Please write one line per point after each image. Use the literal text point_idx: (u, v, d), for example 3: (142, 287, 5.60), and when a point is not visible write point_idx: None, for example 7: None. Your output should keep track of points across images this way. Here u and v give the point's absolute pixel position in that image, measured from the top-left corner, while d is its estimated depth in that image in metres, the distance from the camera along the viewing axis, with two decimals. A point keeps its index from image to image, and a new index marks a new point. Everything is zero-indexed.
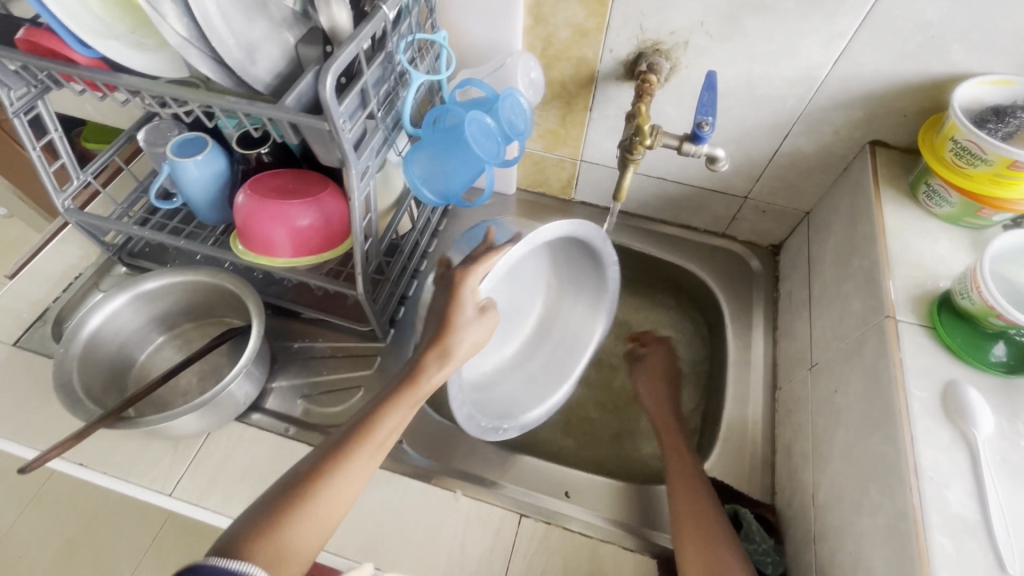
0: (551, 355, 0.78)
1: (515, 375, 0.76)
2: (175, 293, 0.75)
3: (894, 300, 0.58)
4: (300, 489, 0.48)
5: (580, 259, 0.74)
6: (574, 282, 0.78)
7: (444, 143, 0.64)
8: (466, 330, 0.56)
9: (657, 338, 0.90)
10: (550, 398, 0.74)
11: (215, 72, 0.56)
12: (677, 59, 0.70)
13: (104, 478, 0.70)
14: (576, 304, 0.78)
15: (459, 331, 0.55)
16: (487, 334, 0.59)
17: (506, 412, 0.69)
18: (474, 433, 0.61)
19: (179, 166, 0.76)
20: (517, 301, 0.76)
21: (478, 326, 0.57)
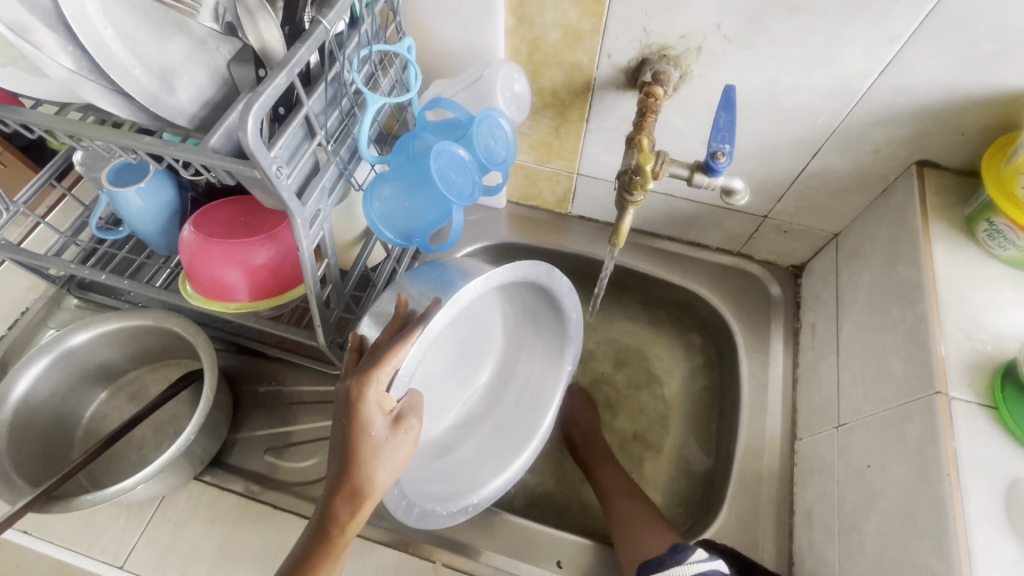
0: (512, 411, 0.71)
1: (474, 433, 0.70)
2: (117, 341, 0.68)
3: (946, 373, 0.49)
4: None
5: (536, 297, 0.65)
6: (531, 312, 0.69)
7: (409, 177, 0.54)
8: (379, 459, 0.48)
9: (568, 391, 0.81)
10: (512, 465, 0.66)
11: (125, 107, 0.46)
12: (688, 66, 0.59)
13: (51, 549, 0.64)
14: (540, 347, 0.70)
15: (370, 465, 0.47)
16: (410, 449, 0.50)
17: (459, 486, 0.63)
18: (431, 527, 0.57)
19: (118, 196, 0.65)
20: (472, 342, 0.71)
21: (392, 449, 0.48)
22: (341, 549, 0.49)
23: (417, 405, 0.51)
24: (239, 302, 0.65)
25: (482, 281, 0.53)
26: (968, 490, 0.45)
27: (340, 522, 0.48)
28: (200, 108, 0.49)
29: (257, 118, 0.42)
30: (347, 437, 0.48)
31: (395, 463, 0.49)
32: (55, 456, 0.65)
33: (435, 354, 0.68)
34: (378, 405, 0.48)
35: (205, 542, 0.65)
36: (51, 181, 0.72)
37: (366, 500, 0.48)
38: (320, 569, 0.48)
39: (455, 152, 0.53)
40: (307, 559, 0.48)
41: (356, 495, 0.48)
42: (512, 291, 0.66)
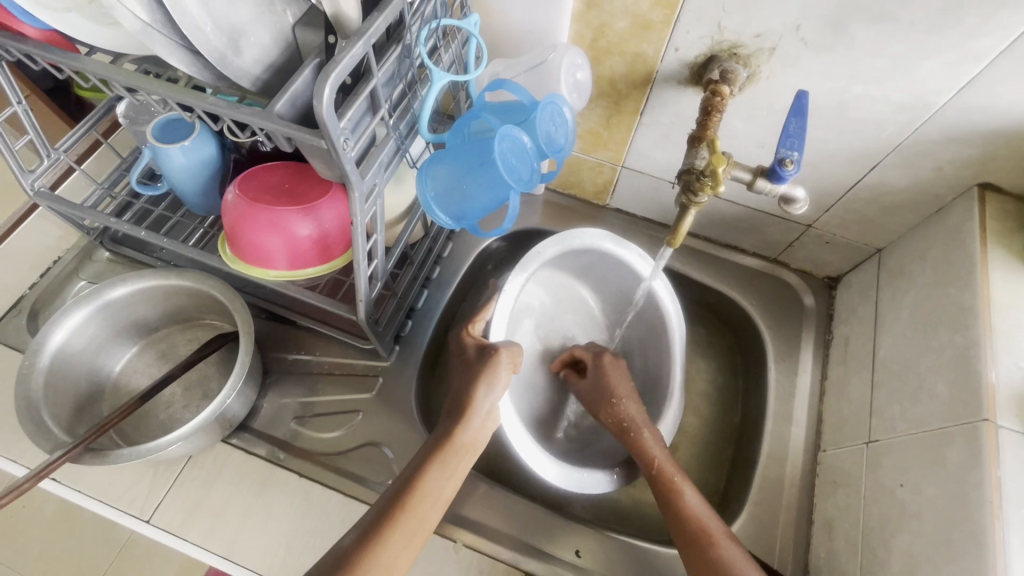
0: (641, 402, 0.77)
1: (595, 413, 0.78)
2: (153, 297, 0.68)
3: (995, 400, 0.49)
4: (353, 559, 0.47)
5: (599, 265, 0.78)
6: (614, 288, 0.80)
7: (468, 159, 0.53)
8: (489, 383, 0.60)
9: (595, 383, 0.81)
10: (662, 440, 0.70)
11: (192, 64, 0.46)
12: (758, 67, 0.57)
13: (79, 498, 0.65)
14: (624, 311, 0.80)
15: (484, 384, 0.60)
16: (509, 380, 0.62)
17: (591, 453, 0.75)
18: (570, 485, 0.65)
19: (162, 152, 0.65)
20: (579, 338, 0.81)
21: (490, 371, 0.60)
22: (451, 462, 0.56)
23: (506, 345, 0.63)
24: (278, 270, 0.64)
25: (558, 247, 0.73)
26: (1009, 518, 0.45)
27: (448, 433, 0.57)
28: (263, 71, 0.48)
29: (333, 87, 0.41)
30: (467, 365, 0.63)
31: (491, 386, 0.60)
32: (89, 407, 0.65)
33: (530, 335, 0.78)
34: (473, 338, 0.66)
35: (231, 502, 0.66)
36: (92, 131, 0.71)
37: (472, 412, 0.58)
38: (428, 474, 0.54)
39: (518, 138, 0.52)
40: (417, 466, 0.55)
41: (462, 411, 0.59)
42: (570, 260, 0.78)
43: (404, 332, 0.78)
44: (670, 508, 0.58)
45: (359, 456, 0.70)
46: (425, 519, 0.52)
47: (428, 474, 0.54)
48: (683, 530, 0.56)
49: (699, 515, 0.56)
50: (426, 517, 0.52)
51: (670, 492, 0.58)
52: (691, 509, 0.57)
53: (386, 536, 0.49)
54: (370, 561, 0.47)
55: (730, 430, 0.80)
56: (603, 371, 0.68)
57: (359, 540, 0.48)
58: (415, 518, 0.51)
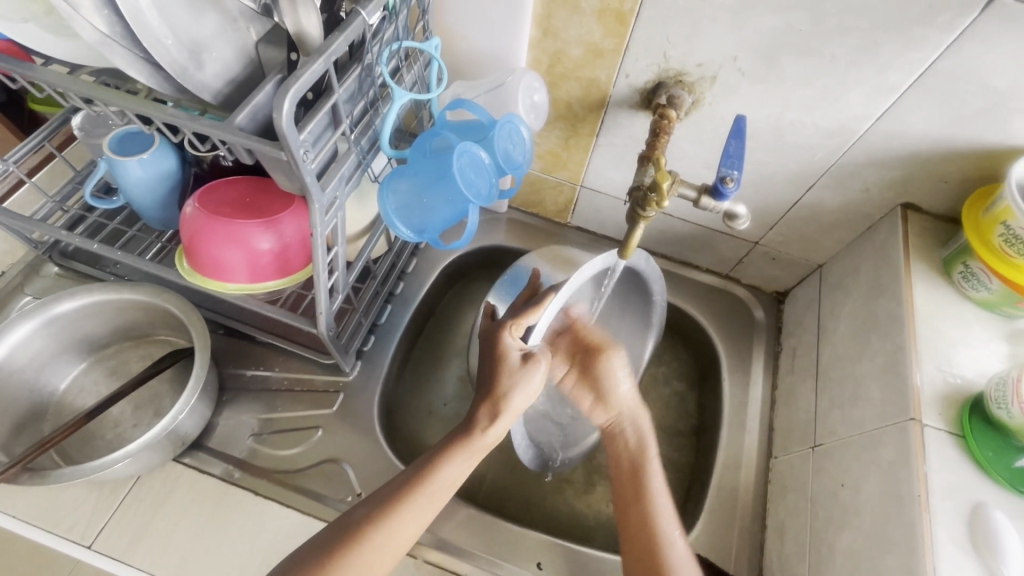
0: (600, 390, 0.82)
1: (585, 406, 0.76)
2: (104, 312, 0.66)
3: (921, 401, 0.53)
4: (353, 533, 0.52)
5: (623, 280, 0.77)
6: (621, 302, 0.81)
7: (428, 175, 0.55)
8: (517, 381, 0.59)
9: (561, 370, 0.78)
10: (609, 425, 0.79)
11: (152, 76, 0.46)
12: (701, 93, 0.62)
13: (14, 525, 0.61)
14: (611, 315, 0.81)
15: (510, 385, 0.58)
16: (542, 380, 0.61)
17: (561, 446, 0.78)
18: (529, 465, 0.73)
19: (119, 165, 0.65)
20: None
21: (527, 375, 0.59)
22: (472, 451, 0.58)
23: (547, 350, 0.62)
24: (237, 283, 0.64)
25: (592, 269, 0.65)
26: (936, 510, 0.47)
27: (480, 426, 0.59)
28: (224, 86, 0.49)
29: (292, 101, 0.42)
30: (489, 366, 0.61)
31: (527, 382, 0.59)
32: (29, 428, 0.62)
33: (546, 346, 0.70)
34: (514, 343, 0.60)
35: (179, 525, 0.63)
36: (45, 143, 0.71)
37: (509, 404, 0.59)
38: (448, 459, 0.57)
39: (476, 155, 0.54)
40: (437, 454, 0.57)
41: (497, 399, 0.58)
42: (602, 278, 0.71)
43: (367, 347, 0.78)
44: (636, 525, 0.60)
45: (319, 474, 0.69)
46: (436, 502, 0.56)
47: (446, 465, 0.57)
48: (639, 527, 0.59)
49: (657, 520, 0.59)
50: (434, 501, 0.56)
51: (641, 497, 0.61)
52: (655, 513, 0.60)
53: (392, 515, 0.53)
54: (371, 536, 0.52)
55: (688, 438, 0.82)
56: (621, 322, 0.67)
57: (368, 517, 0.53)
58: (430, 495, 0.55)
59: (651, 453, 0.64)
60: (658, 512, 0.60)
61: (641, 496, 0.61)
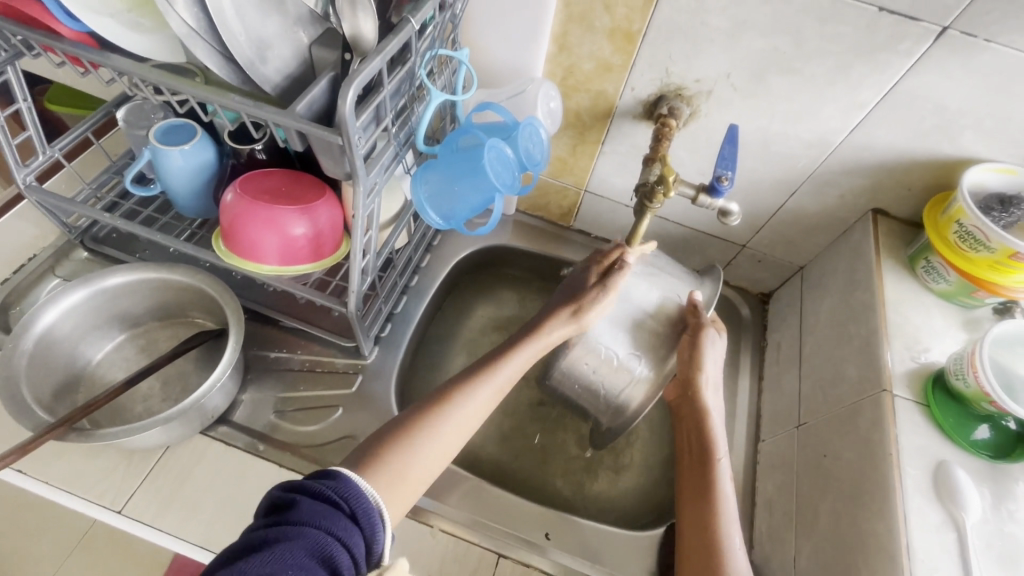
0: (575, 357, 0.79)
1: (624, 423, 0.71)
2: (144, 290, 0.70)
3: (892, 374, 0.60)
4: (384, 436, 0.56)
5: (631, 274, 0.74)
6: None
7: (459, 168, 0.61)
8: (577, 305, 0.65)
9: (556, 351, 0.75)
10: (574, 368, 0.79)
11: (222, 67, 0.53)
12: (698, 106, 0.70)
13: (47, 490, 0.64)
14: None
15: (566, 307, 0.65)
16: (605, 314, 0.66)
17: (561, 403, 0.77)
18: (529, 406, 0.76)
19: (162, 153, 0.70)
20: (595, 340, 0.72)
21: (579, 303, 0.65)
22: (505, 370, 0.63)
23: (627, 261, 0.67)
24: (271, 265, 0.69)
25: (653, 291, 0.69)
26: (905, 466, 0.54)
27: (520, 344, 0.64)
28: (281, 80, 0.55)
29: (354, 92, 0.48)
30: (559, 300, 0.67)
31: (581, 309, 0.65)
32: (65, 397, 0.65)
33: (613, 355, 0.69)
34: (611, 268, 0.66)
35: (207, 493, 0.66)
36: (87, 134, 0.77)
37: (544, 330, 0.65)
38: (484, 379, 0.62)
39: (502, 150, 0.60)
40: (466, 381, 0.62)
41: (535, 331, 0.65)
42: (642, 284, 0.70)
43: (384, 334, 0.83)
44: (698, 507, 0.61)
45: (339, 449, 0.73)
46: (463, 421, 0.59)
47: (473, 391, 0.61)
48: (706, 518, 0.59)
49: (720, 517, 0.59)
50: (469, 417, 0.60)
51: (706, 493, 0.61)
52: (721, 512, 0.59)
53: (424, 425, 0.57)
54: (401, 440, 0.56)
55: None
56: (690, 345, 0.66)
57: (400, 427, 0.57)
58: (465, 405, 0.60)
59: (718, 451, 0.64)
60: (724, 508, 0.60)
61: (707, 492, 0.61)
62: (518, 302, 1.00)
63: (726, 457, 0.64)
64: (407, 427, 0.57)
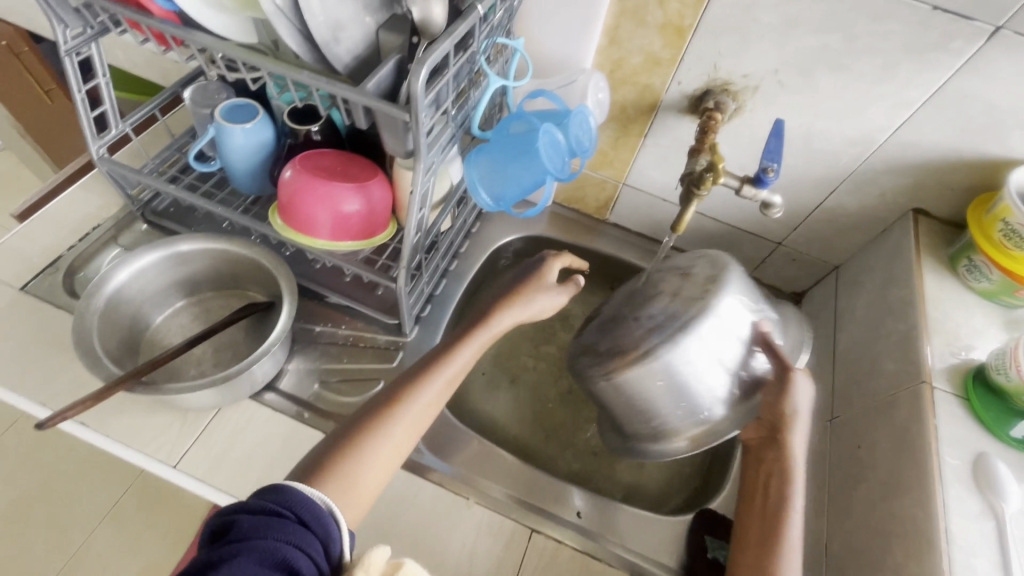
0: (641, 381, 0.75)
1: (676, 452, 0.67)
2: (205, 259, 0.74)
3: (931, 368, 0.60)
4: (337, 447, 0.55)
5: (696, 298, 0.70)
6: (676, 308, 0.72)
7: (511, 151, 0.64)
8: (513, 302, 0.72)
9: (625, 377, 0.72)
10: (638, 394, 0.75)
11: (299, 46, 0.56)
12: (744, 101, 0.71)
13: (107, 443, 0.67)
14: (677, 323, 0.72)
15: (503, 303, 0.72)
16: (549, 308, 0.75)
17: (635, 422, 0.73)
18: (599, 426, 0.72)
19: (226, 130, 0.73)
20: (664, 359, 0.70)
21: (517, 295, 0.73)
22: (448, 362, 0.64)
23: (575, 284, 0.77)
24: (323, 240, 0.72)
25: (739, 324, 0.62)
26: (944, 456, 0.55)
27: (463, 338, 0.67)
28: (351, 60, 0.58)
29: (425, 71, 0.51)
30: (498, 294, 0.73)
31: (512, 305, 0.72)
32: (128, 356, 0.69)
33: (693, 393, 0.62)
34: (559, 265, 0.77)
35: (256, 454, 0.69)
36: (154, 112, 0.81)
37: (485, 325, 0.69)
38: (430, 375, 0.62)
39: (555, 135, 0.63)
40: (413, 380, 0.62)
41: (477, 325, 0.69)
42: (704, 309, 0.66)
43: (424, 314, 0.86)
44: (756, 560, 0.57)
45: None
46: (412, 418, 0.59)
47: (423, 386, 0.61)
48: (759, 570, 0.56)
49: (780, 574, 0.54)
50: (419, 413, 0.60)
51: (772, 546, 0.57)
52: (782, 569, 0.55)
53: (376, 429, 0.57)
54: (353, 448, 0.55)
55: None
56: (775, 391, 0.61)
57: (354, 430, 0.57)
58: (413, 405, 0.60)
59: (792, 507, 0.59)
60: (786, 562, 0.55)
61: (770, 543, 0.57)
62: None
63: (799, 515, 0.58)
64: (356, 433, 0.56)
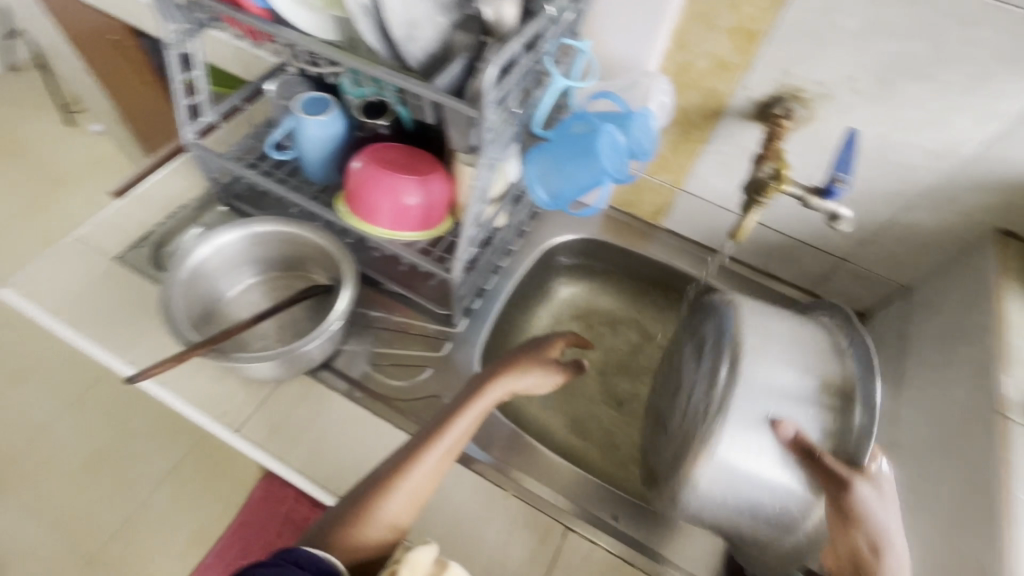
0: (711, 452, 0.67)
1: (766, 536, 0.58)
2: (276, 242, 0.79)
3: (1009, 400, 0.56)
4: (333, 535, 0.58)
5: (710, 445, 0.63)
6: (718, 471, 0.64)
7: (570, 151, 0.65)
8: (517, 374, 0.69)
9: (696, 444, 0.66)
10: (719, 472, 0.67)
11: (378, 43, 0.59)
12: (815, 109, 0.69)
13: (179, 403, 0.73)
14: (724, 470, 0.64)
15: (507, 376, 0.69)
16: (551, 383, 0.72)
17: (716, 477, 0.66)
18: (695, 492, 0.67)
19: (303, 122, 0.78)
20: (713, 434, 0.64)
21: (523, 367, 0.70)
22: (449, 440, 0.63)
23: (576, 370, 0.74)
24: (384, 229, 0.76)
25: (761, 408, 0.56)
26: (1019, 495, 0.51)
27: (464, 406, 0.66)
28: (424, 58, 0.61)
29: (496, 70, 0.53)
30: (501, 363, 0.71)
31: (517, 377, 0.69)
32: (202, 326, 0.75)
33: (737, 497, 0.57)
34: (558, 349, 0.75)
35: (309, 427, 0.73)
36: (239, 102, 0.87)
37: (485, 389, 0.67)
38: (429, 448, 0.62)
39: (615, 137, 0.63)
40: (411, 454, 0.62)
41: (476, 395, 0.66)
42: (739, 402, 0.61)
43: (473, 307, 0.88)
44: None
45: (425, 407, 0.78)
46: (411, 496, 0.60)
47: (415, 469, 0.61)
48: None
49: None
50: (420, 487, 0.61)
51: None
52: None
53: (375, 505, 0.59)
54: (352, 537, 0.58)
55: None
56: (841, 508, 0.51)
57: (355, 510, 0.59)
58: (410, 482, 0.60)
59: None
60: None
61: None
62: (599, 295, 1.02)
63: None
64: (354, 519, 0.58)
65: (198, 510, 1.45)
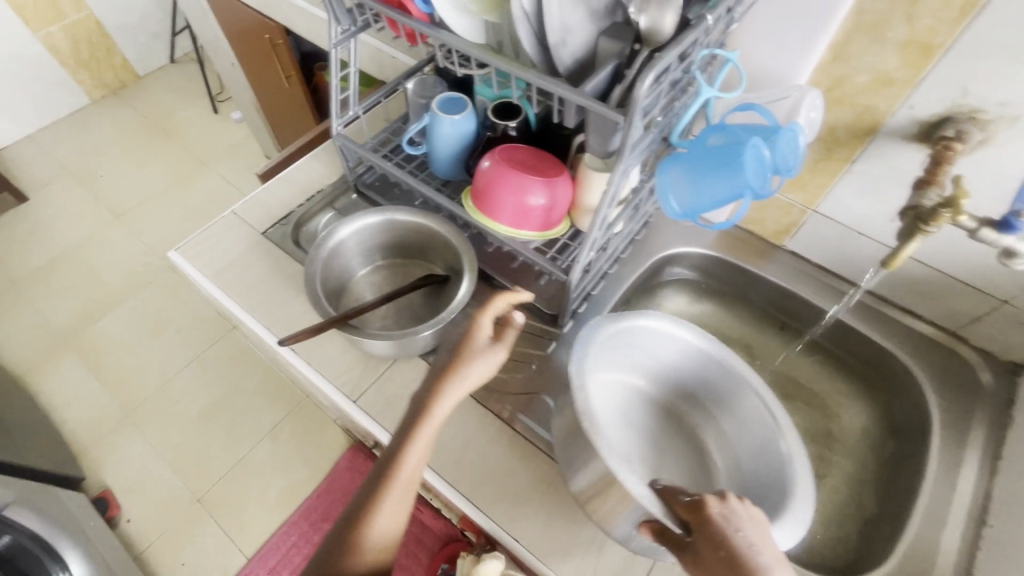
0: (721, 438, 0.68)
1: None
2: (404, 230, 0.84)
3: None
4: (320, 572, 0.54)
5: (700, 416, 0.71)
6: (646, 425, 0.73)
7: (709, 163, 0.63)
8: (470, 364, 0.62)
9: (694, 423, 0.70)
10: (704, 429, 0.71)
11: (531, 47, 0.61)
12: (994, 132, 0.62)
13: (307, 369, 0.80)
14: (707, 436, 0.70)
15: (455, 367, 0.61)
16: (492, 367, 0.63)
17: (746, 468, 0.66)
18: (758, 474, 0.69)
19: (439, 120, 0.83)
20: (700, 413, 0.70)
21: (467, 356, 0.62)
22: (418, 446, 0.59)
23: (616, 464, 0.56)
24: (506, 227, 0.78)
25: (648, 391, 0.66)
26: None
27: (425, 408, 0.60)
28: (572, 62, 0.62)
29: (652, 77, 0.52)
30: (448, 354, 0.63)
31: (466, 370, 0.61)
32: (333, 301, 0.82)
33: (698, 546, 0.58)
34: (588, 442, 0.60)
35: None
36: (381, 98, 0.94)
37: (437, 399, 0.60)
38: (406, 459, 0.58)
39: (761, 151, 0.61)
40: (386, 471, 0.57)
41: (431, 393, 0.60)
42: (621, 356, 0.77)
43: (579, 311, 0.88)
44: None
45: (527, 403, 0.79)
46: (395, 510, 0.57)
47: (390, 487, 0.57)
48: None
49: None
50: (398, 496, 0.57)
51: None
52: None
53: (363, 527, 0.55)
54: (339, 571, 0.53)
55: (879, 487, 0.80)
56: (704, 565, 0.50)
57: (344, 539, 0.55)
58: (393, 497, 0.57)
59: None
60: None
61: None
62: (706, 312, 0.99)
63: None
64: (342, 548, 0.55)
65: (291, 469, 1.58)
